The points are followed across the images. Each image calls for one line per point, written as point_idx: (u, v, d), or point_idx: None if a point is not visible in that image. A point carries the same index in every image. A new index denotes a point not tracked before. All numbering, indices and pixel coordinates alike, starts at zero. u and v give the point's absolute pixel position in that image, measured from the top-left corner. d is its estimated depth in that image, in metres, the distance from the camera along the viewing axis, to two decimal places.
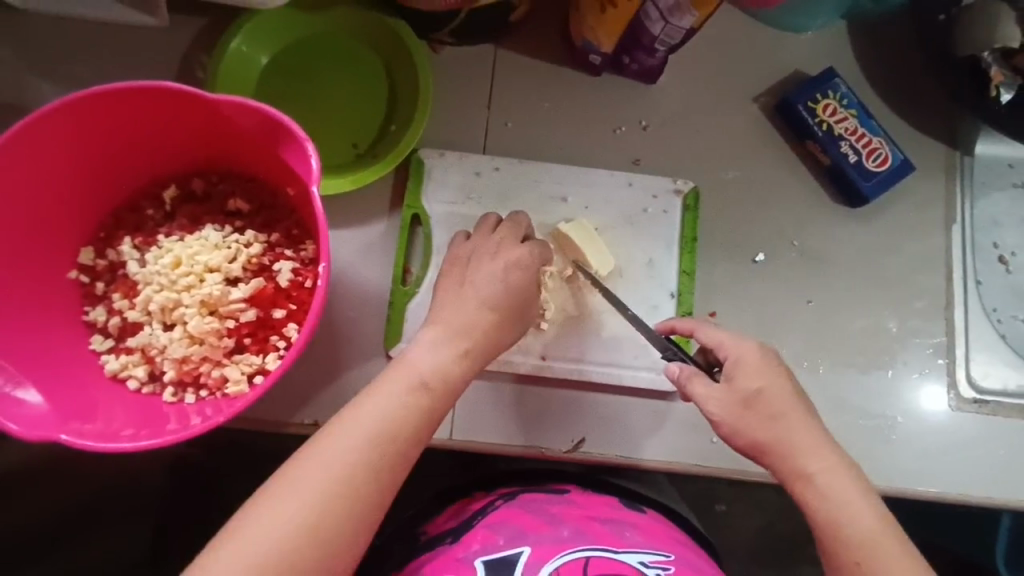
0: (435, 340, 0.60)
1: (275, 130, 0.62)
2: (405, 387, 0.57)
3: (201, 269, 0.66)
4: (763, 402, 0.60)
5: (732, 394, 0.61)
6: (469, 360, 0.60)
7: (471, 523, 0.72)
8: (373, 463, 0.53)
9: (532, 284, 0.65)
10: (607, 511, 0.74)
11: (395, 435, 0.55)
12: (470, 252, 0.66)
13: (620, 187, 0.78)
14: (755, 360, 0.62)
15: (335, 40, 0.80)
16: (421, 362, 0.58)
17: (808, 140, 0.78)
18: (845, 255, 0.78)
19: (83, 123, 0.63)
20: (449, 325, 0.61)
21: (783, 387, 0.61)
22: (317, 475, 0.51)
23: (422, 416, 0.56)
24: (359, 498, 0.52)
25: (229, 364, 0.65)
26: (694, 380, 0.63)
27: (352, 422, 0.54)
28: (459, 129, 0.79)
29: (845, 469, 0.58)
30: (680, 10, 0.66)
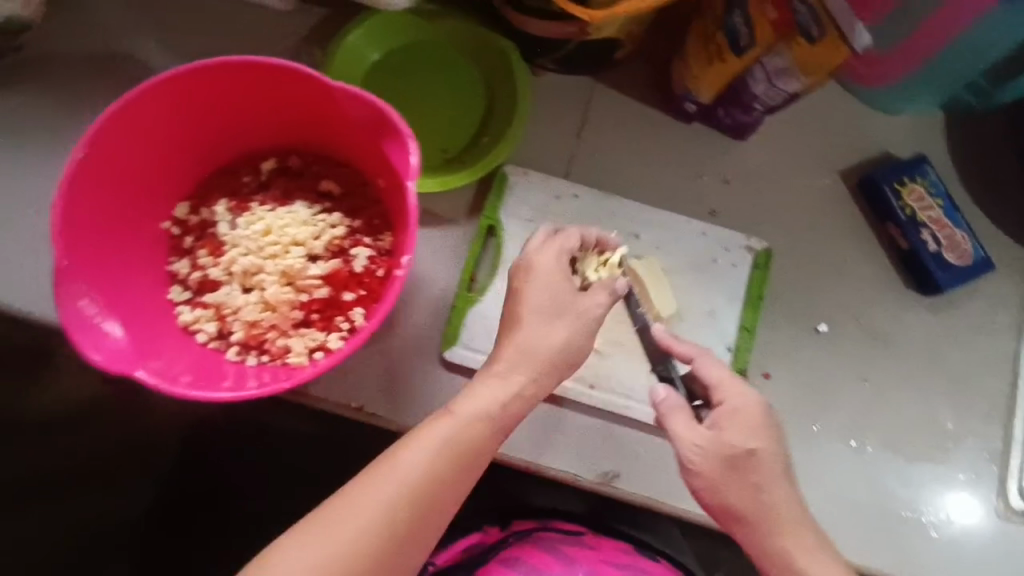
0: (473, 396, 0.60)
1: (384, 124, 0.65)
2: (450, 435, 0.58)
3: (288, 241, 0.69)
4: (752, 462, 0.61)
5: (719, 446, 0.61)
6: (512, 404, 0.61)
7: (484, 557, 0.77)
8: (406, 511, 0.55)
9: (566, 275, 0.64)
10: (619, 555, 0.78)
11: (430, 487, 0.56)
12: (524, 263, 0.65)
13: (694, 235, 0.78)
14: (754, 418, 0.62)
15: (443, 50, 0.83)
16: (455, 413, 0.59)
17: (889, 222, 0.78)
18: (909, 341, 0.77)
19: (208, 87, 0.66)
20: (500, 377, 0.61)
21: (765, 441, 0.62)
22: (354, 519, 0.54)
23: (462, 462, 0.58)
24: (396, 538, 0.55)
25: (294, 336, 0.68)
26: (676, 413, 0.62)
27: (393, 468, 0.56)
28: (546, 152, 0.82)
29: (806, 524, 0.62)
30: (788, 74, 0.67)
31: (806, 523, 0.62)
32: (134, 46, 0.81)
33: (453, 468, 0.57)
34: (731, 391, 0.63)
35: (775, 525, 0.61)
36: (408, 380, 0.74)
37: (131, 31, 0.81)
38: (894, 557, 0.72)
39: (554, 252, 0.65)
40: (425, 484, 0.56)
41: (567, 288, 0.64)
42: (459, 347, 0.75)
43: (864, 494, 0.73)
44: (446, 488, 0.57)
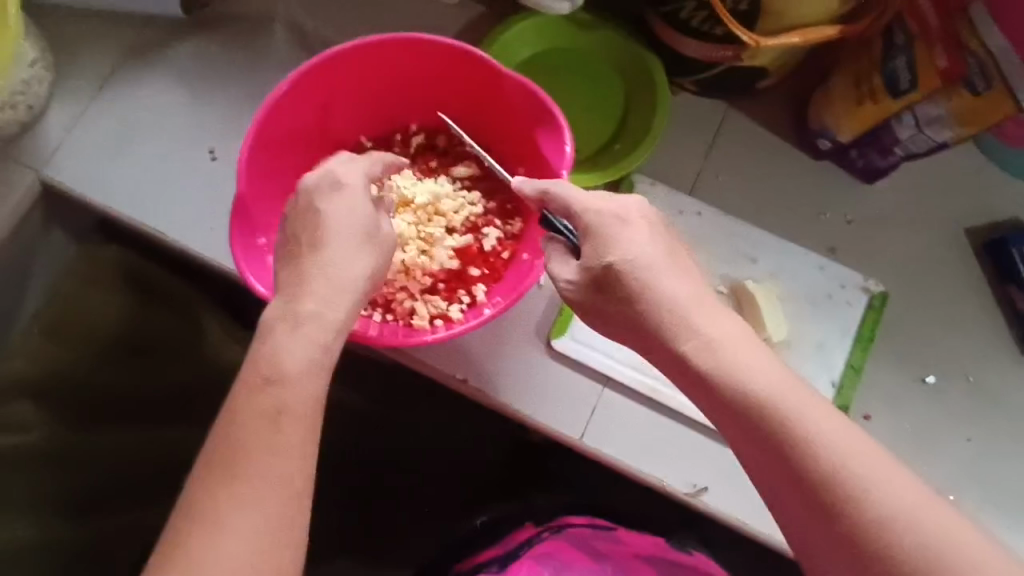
0: (266, 342, 0.55)
1: (545, 119, 0.69)
2: (271, 372, 0.53)
3: (431, 212, 0.74)
4: (702, 304, 0.55)
5: (655, 278, 0.56)
6: (315, 356, 0.55)
7: (517, 552, 0.79)
8: (235, 460, 0.51)
9: (361, 199, 0.61)
10: (651, 547, 0.81)
11: (261, 442, 0.51)
12: (312, 189, 0.61)
13: (811, 269, 0.79)
14: (630, 226, 0.58)
15: (588, 58, 0.87)
16: (254, 362, 0.54)
17: (1012, 285, 0.77)
18: (1019, 408, 0.76)
19: (389, 59, 0.71)
20: (282, 319, 0.55)
21: (689, 293, 0.56)
22: (229, 456, 0.51)
23: (276, 409, 0.52)
24: (214, 467, 0.51)
25: (421, 300, 0.72)
26: (557, 258, 0.62)
27: (240, 405, 0.53)
28: (673, 168, 0.84)
29: (825, 437, 0.49)
30: (940, 124, 0.69)
31: (837, 437, 0.49)
32: (307, 16, 0.88)
33: (275, 426, 0.52)
34: (589, 205, 0.59)
35: (780, 430, 0.50)
36: (513, 363, 0.77)
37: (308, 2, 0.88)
38: None
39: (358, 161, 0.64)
40: (267, 439, 0.51)
41: (367, 216, 0.61)
42: (568, 339, 0.77)
43: None
44: (277, 446, 0.52)
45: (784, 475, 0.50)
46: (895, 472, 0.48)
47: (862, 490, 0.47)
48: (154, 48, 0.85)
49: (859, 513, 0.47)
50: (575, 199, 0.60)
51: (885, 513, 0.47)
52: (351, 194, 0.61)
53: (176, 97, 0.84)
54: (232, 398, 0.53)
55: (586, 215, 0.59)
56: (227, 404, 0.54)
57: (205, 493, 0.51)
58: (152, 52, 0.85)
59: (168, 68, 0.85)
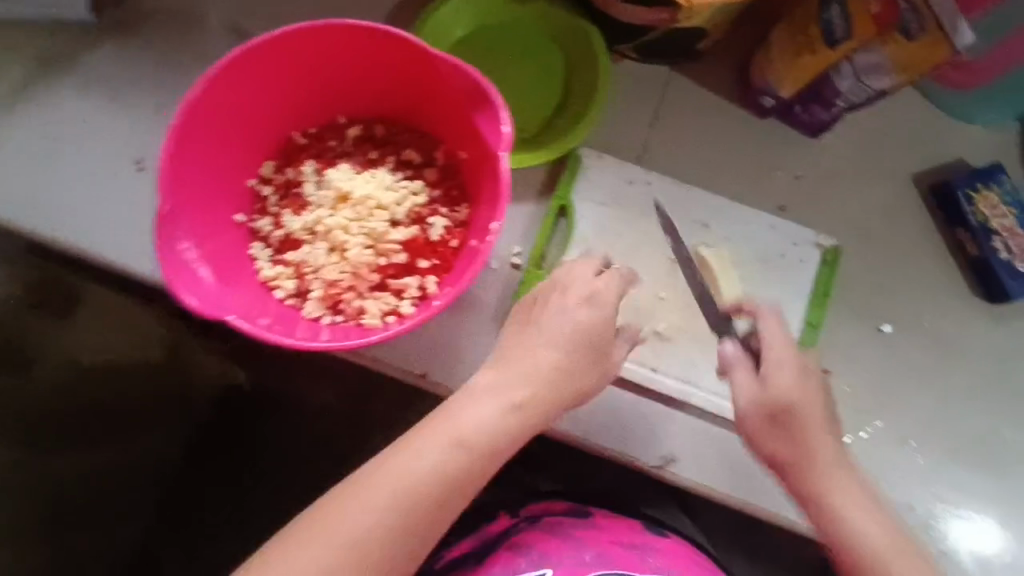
0: (494, 421, 0.59)
1: (478, 99, 0.66)
2: (452, 440, 0.57)
3: (372, 206, 0.70)
4: (790, 417, 0.61)
5: (766, 402, 0.61)
6: (500, 439, 0.58)
7: (495, 545, 0.77)
8: (394, 507, 0.55)
9: (603, 322, 0.63)
10: (631, 535, 0.78)
11: (413, 489, 0.55)
12: (550, 286, 0.65)
13: (763, 229, 0.79)
14: (805, 392, 0.61)
15: (525, 31, 0.84)
16: (457, 429, 0.58)
17: (960, 228, 0.78)
18: (973, 350, 0.77)
19: (312, 49, 0.68)
20: (496, 387, 0.60)
21: (806, 390, 0.62)
22: (385, 485, 0.55)
23: (451, 471, 0.56)
24: (375, 496, 0.55)
25: (370, 298, 0.69)
26: (737, 367, 0.63)
27: (424, 444, 0.57)
28: (620, 138, 0.83)
29: (863, 527, 0.59)
30: (878, 72, 0.68)
31: (868, 516, 0.60)
32: (226, 6, 0.83)
33: (436, 480, 0.56)
34: (767, 331, 0.64)
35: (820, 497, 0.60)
36: (473, 352, 0.76)
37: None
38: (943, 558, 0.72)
39: (602, 291, 0.64)
40: (424, 493, 0.55)
41: (604, 336, 0.63)
42: None
43: (915, 496, 0.74)
44: (435, 505, 0.56)
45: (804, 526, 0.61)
46: (906, 552, 0.58)
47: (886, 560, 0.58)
48: (68, 55, 0.80)
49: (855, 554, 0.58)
50: (764, 319, 0.64)
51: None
52: (563, 315, 0.62)
53: (95, 107, 0.79)
54: (395, 445, 0.58)
55: (765, 345, 0.63)
56: (396, 447, 0.57)
57: (352, 527, 0.54)
58: (65, 60, 0.80)
59: (82, 75, 0.80)
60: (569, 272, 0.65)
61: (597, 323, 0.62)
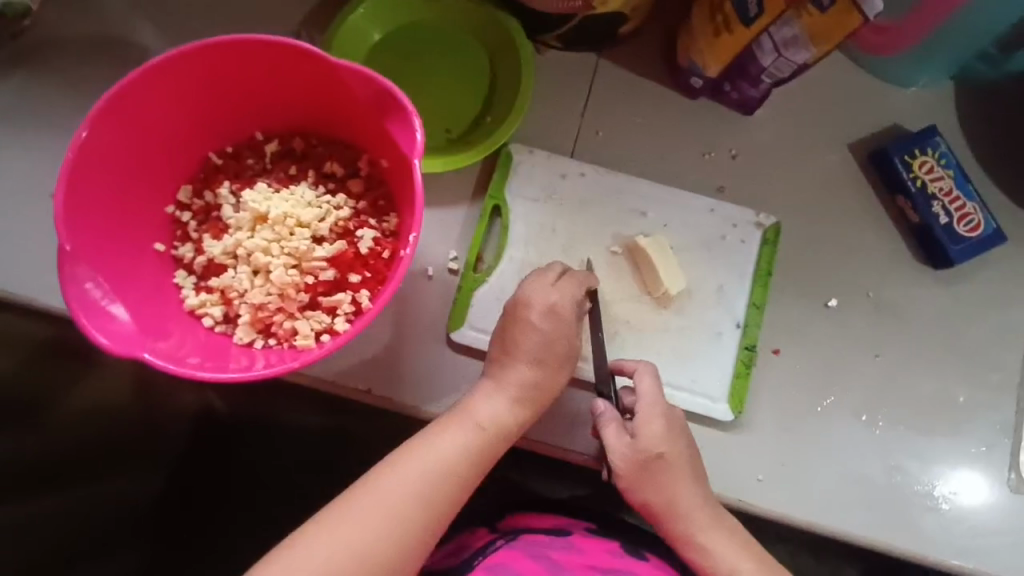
0: (496, 409, 0.63)
1: (388, 104, 0.64)
2: (464, 431, 0.61)
3: (293, 224, 0.68)
4: (658, 467, 0.64)
5: (634, 456, 0.64)
6: (509, 433, 0.63)
7: (472, 562, 0.73)
8: (425, 497, 0.58)
9: (572, 328, 0.64)
10: (610, 560, 0.74)
11: (432, 480, 0.58)
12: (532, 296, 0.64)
13: (702, 213, 0.78)
14: (672, 441, 0.65)
15: (445, 29, 0.82)
16: (467, 425, 0.61)
17: (899, 195, 0.77)
18: (921, 316, 0.76)
19: (211, 67, 0.66)
20: (497, 383, 0.63)
21: (673, 450, 0.65)
22: (408, 477, 0.58)
23: (468, 460, 0.60)
24: (399, 489, 0.57)
25: (301, 318, 0.67)
26: (609, 426, 0.64)
27: (439, 439, 0.60)
28: (551, 130, 0.81)
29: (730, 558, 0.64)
30: (797, 45, 0.66)
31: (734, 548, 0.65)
32: (133, 28, 0.80)
33: (453, 471, 0.59)
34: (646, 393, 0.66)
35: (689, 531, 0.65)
36: (416, 363, 0.74)
37: (130, 12, 0.80)
38: (905, 530, 0.72)
39: (563, 297, 0.64)
40: (446, 483, 0.59)
41: (573, 340, 0.64)
42: (466, 329, 0.74)
43: (871, 469, 0.73)
44: (459, 493, 0.59)
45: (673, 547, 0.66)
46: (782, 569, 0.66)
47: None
48: None
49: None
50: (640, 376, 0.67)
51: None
52: (543, 322, 0.63)
53: (6, 144, 0.77)
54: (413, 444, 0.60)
55: (637, 404, 0.66)
56: (421, 444, 0.60)
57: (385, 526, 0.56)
58: None
59: None
60: (533, 277, 0.65)
61: (558, 314, 0.64)
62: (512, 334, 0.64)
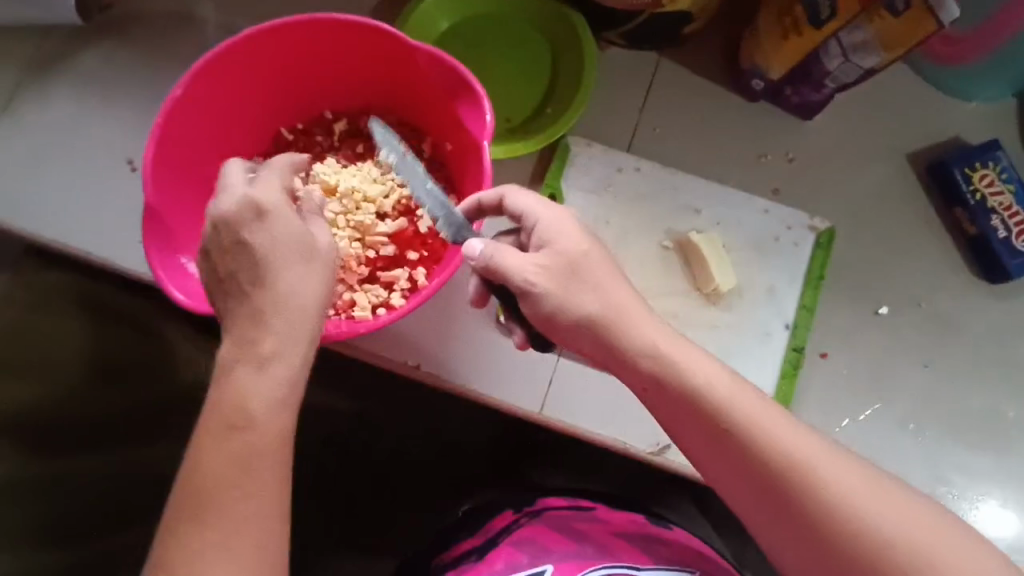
0: (225, 382, 0.50)
1: (460, 90, 0.67)
2: (229, 420, 0.49)
3: (358, 198, 0.70)
4: (623, 315, 0.54)
5: (560, 285, 0.55)
6: (282, 390, 0.50)
7: (496, 540, 0.77)
8: (205, 507, 0.48)
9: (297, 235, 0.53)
10: (635, 528, 0.78)
11: (230, 484, 0.48)
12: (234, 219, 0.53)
13: (756, 213, 0.78)
14: (599, 258, 0.56)
15: (511, 21, 0.84)
16: (218, 404, 0.49)
17: (956, 207, 0.77)
18: (973, 329, 0.76)
19: (292, 44, 0.68)
20: (235, 341, 0.51)
21: (652, 327, 0.54)
22: (209, 488, 0.48)
23: (244, 449, 0.49)
24: (206, 506, 0.48)
25: (360, 290, 0.70)
26: (499, 254, 0.56)
27: (220, 436, 0.49)
28: (609, 125, 0.82)
29: (837, 485, 0.49)
30: (865, 50, 0.67)
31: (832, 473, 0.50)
32: (214, 7, 0.84)
33: (249, 467, 0.48)
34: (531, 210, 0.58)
35: (764, 452, 0.50)
36: (465, 345, 0.76)
37: None
38: None
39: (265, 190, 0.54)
40: (240, 476, 0.48)
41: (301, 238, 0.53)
42: None
43: (915, 478, 0.72)
44: (244, 492, 0.48)
45: (766, 491, 0.51)
46: (893, 494, 0.50)
47: (882, 524, 0.48)
48: (58, 62, 0.81)
49: (838, 514, 0.49)
50: (533, 210, 0.58)
51: (860, 522, 0.48)
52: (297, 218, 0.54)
53: (88, 110, 0.80)
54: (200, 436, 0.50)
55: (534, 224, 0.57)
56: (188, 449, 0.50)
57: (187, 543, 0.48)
58: (56, 64, 0.81)
59: (73, 79, 0.81)
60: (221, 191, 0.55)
61: (274, 219, 0.53)
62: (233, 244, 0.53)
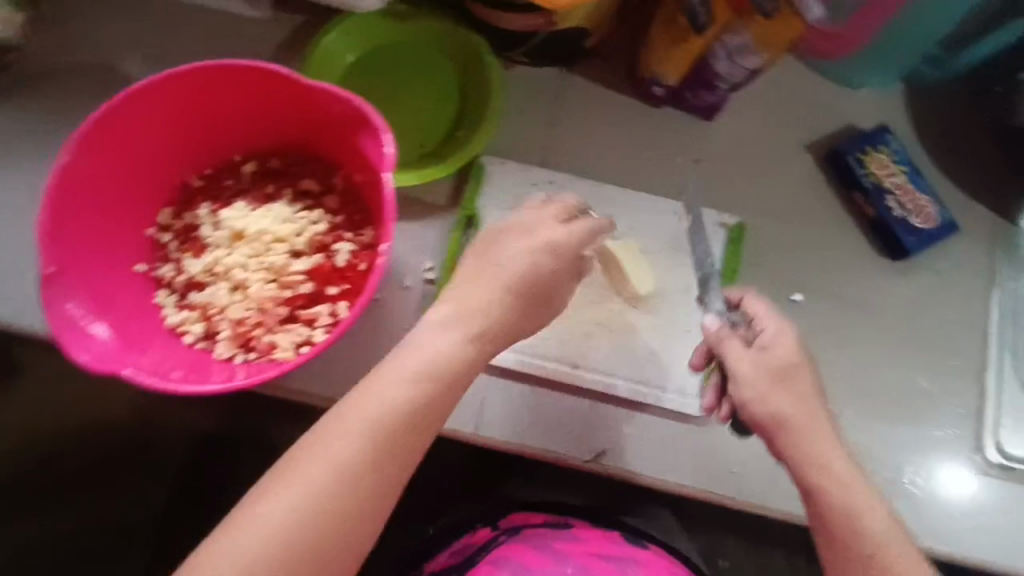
0: (381, 377, 0.59)
1: (361, 121, 0.67)
2: (375, 409, 0.57)
3: (270, 239, 0.70)
4: (795, 377, 0.66)
5: (768, 368, 0.66)
6: (421, 405, 0.59)
7: (474, 559, 0.76)
8: (317, 486, 0.54)
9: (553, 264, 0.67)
10: (610, 547, 0.78)
11: (348, 465, 0.55)
12: (498, 232, 0.68)
13: (667, 215, 0.81)
14: (788, 347, 0.67)
15: (416, 48, 0.85)
16: (331, 429, 0.56)
17: (855, 192, 0.80)
18: (882, 307, 0.79)
19: (188, 92, 0.68)
20: (452, 314, 0.63)
21: (804, 410, 0.66)
22: (328, 462, 0.55)
23: (374, 438, 0.56)
24: (322, 482, 0.54)
25: (280, 331, 0.68)
26: (725, 340, 0.68)
27: (354, 413, 0.57)
28: (521, 142, 0.83)
29: (864, 517, 0.62)
30: (747, 50, 0.70)
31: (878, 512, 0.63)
32: (113, 57, 0.82)
33: (373, 457, 0.56)
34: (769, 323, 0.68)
35: (830, 486, 0.63)
36: None
37: (110, 43, 0.83)
38: None
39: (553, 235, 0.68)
40: (330, 496, 0.54)
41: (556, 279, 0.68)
42: None
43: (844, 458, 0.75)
44: (359, 483, 0.55)
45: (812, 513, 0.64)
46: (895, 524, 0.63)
47: (878, 540, 0.62)
48: None
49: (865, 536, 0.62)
50: (761, 320, 0.69)
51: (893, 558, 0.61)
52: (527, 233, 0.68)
53: None
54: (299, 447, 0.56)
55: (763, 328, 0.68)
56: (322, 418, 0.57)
57: (252, 544, 0.52)
58: None
59: None
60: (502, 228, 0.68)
61: (527, 230, 0.68)
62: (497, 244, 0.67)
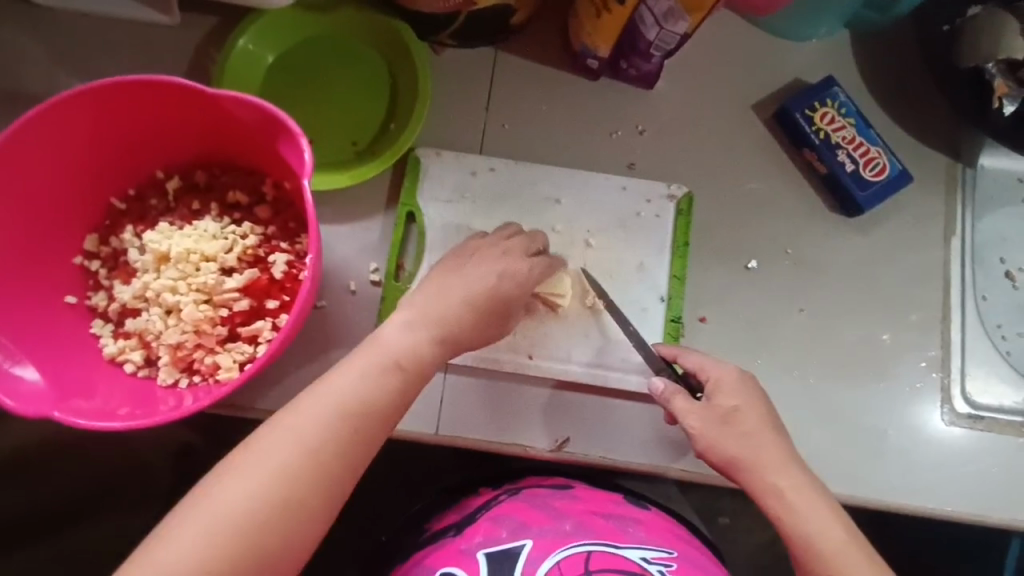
0: (339, 377, 0.56)
1: (275, 127, 0.64)
2: (328, 412, 0.54)
3: (198, 258, 0.67)
4: (739, 417, 0.65)
5: (712, 411, 0.65)
6: (379, 403, 0.56)
7: (474, 515, 0.72)
8: (263, 493, 0.51)
9: (520, 285, 0.66)
10: (611, 507, 0.73)
11: (297, 467, 0.52)
12: (474, 248, 0.67)
13: (614, 191, 0.78)
14: (733, 380, 0.67)
15: (338, 41, 0.81)
16: (217, 489, 0.51)
17: (805, 149, 0.78)
18: (839, 265, 0.77)
19: (93, 112, 0.65)
20: (420, 314, 0.61)
21: (757, 441, 0.64)
22: (271, 462, 0.52)
23: (326, 436, 0.54)
24: (268, 485, 0.51)
25: (222, 351, 0.67)
26: (676, 395, 0.66)
27: (304, 413, 0.54)
28: (458, 129, 0.80)
29: (825, 533, 0.60)
30: (674, 16, 0.67)
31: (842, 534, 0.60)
32: (22, 83, 0.79)
33: (319, 461, 0.53)
34: (710, 367, 0.68)
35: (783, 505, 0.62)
36: None
37: (19, 67, 0.79)
38: (850, 479, 0.72)
39: (489, 262, 0.65)
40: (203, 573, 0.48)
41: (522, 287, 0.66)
42: None
43: (810, 422, 0.74)
44: (308, 486, 0.52)
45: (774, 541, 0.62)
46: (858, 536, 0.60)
47: (832, 554, 0.59)
48: None
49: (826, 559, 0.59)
50: (704, 369, 0.68)
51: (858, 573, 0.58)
52: (469, 264, 0.65)
53: None
54: (175, 512, 0.51)
55: (707, 374, 0.67)
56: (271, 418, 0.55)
57: None
58: None
59: None
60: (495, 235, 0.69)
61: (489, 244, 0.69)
62: (457, 259, 0.66)
